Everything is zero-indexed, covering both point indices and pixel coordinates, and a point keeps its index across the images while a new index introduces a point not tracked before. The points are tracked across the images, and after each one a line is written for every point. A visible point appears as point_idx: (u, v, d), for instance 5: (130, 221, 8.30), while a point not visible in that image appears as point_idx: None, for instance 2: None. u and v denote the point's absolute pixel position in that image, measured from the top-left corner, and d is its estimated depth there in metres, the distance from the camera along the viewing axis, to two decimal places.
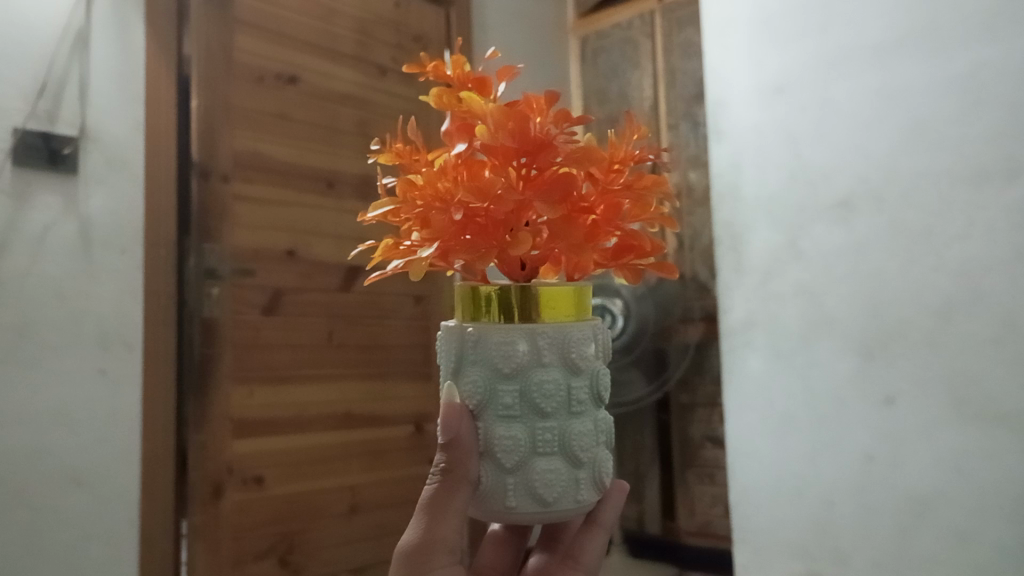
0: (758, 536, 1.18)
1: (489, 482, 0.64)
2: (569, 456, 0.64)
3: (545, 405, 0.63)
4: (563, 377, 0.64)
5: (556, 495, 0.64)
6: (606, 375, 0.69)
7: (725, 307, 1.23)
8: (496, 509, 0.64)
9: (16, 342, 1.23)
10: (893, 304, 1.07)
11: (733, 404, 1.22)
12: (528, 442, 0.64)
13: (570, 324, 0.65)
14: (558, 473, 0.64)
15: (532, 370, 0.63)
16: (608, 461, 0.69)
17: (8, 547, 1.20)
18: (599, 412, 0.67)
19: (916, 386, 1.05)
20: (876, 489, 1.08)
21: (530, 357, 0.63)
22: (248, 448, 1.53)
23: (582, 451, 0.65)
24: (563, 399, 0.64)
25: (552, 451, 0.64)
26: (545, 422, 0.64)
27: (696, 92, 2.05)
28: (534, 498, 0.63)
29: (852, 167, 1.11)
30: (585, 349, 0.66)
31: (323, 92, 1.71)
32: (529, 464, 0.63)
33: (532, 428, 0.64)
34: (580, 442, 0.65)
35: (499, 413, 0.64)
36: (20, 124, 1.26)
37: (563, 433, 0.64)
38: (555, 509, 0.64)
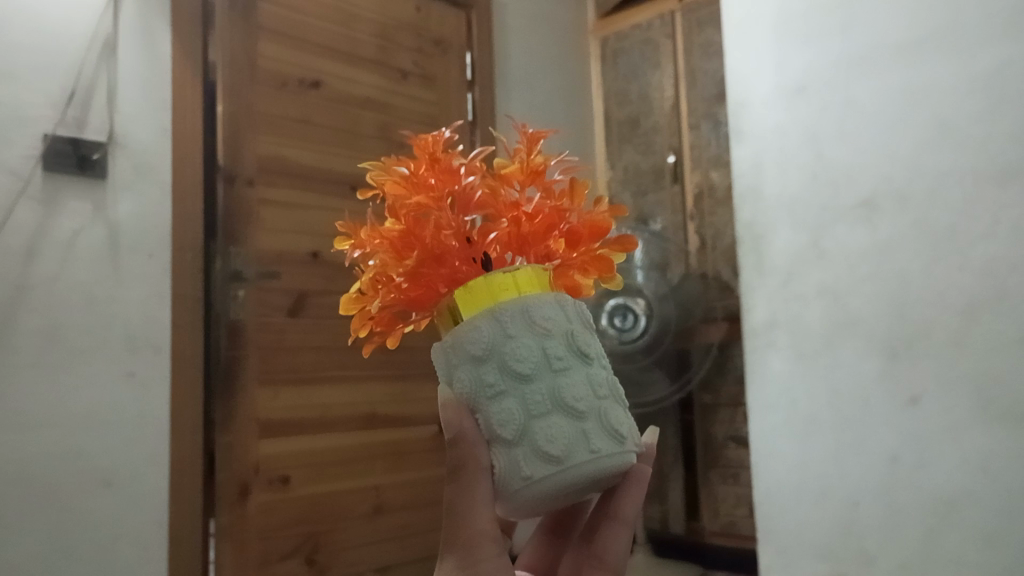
0: (784, 537, 1.17)
1: (502, 467, 0.57)
2: (567, 411, 0.57)
3: (521, 368, 0.57)
4: (534, 339, 0.59)
5: (565, 450, 0.56)
6: (590, 335, 0.63)
7: (747, 307, 1.23)
8: (519, 488, 0.56)
9: (47, 345, 1.25)
10: (918, 304, 1.06)
11: (756, 404, 1.21)
12: (521, 412, 0.57)
13: (534, 295, 0.60)
14: (561, 430, 0.57)
15: (502, 340, 0.58)
16: (625, 420, 0.61)
17: (42, 547, 1.22)
18: (593, 368, 0.61)
19: (942, 388, 1.05)
20: (902, 490, 1.07)
21: (495, 331, 0.58)
22: (274, 449, 1.55)
23: (578, 401, 0.58)
24: (542, 359, 0.58)
25: (547, 411, 0.57)
26: (530, 386, 0.58)
27: (716, 92, 2.04)
28: (545, 461, 0.56)
29: (876, 167, 1.10)
30: (552, 310, 0.60)
31: (346, 97, 1.73)
32: (530, 431, 0.57)
33: (520, 397, 0.57)
34: (573, 395, 0.58)
35: (485, 398, 0.58)
36: (49, 132, 1.28)
37: (553, 391, 0.58)
38: (573, 464, 0.56)
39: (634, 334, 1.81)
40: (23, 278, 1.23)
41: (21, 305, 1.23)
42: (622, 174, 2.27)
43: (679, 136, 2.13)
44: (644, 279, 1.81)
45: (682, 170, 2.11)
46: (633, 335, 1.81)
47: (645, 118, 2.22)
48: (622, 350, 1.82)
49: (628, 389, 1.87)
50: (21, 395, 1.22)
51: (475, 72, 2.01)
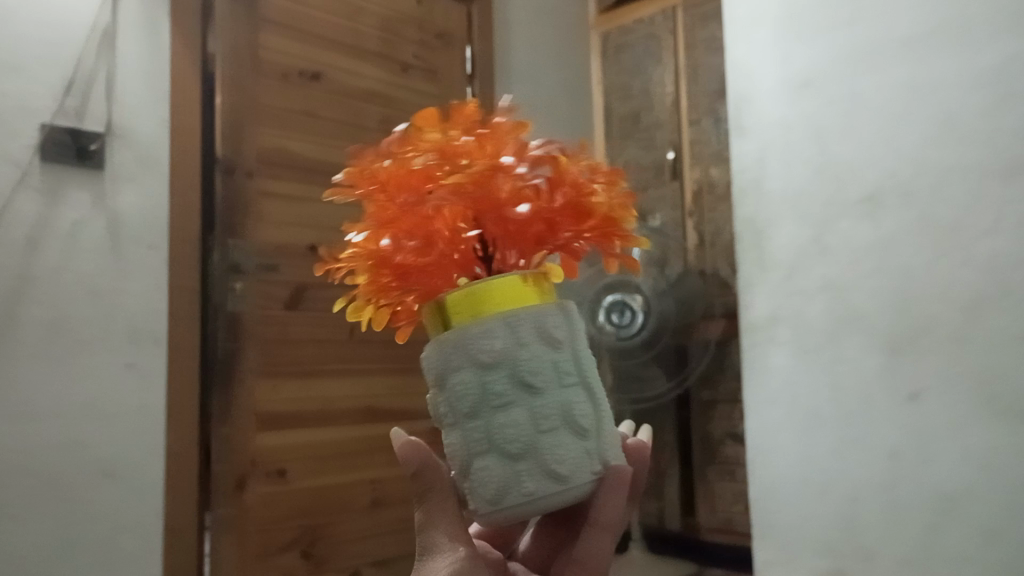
0: (784, 532, 1.17)
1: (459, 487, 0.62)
2: (500, 452, 0.58)
3: (462, 406, 0.58)
4: (473, 374, 0.58)
5: (498, 492, 0.58)
6: (547, 358, 0.59)
7: (747, 303, 1.23)
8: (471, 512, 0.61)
9: (46, 335, 1.25)
10: (921, 299, 1.06)
11: (758, 398, 1.21)
12: (463, 447, 0.59)
13: (476, 326, 0.58)
14: (495, 471, 0.58)
15: (446, 375, 0.59)
16: (578, 450, 0.59)
17: (39, 539, 1.22)
18: (541, 398, 0.58)
19: (945, 384, 1.04)
20: (904, 485, 1.07)
21: (442, 363, 0.59)
22: (273, 442, 1.54)
23: (512, 445, 0.57)
24: (478, 398, 0.58)
25: (483, 451, 0.58)
26: (469, 424, 0.59)
27: (718, 88, 2.05)
28: (481, 500, 0.59)
29: (881, 162, 1.10)
30: (494, 341, 0.58)
31: (347, 90, 1.72)
32: (470, 467, 0.59)
33: (462, 432, 0.59)
34: (508, 435, 0.58)
35: (442, 424, 0.61)
36: (49, 120, 1.28)
37: (490, 430, 0.58)
38: (505, 507, 0.58)
39: (631, 330, 1.80)
40: (22, 268, 1.23)
41: (20, 296, 1.22)
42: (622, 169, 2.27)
43: (680, 131, 2.12)
44: (644, 277, 1.79)
45: (682, 166, 2.11)
46: (631, 331, 1.80)
47: (646, 114, 2.21)
48: (620, 345, 1.82)
49: (625, 385, 1.88)
50: (19, 386, 1.21)
51: (476, 66, 2.01)
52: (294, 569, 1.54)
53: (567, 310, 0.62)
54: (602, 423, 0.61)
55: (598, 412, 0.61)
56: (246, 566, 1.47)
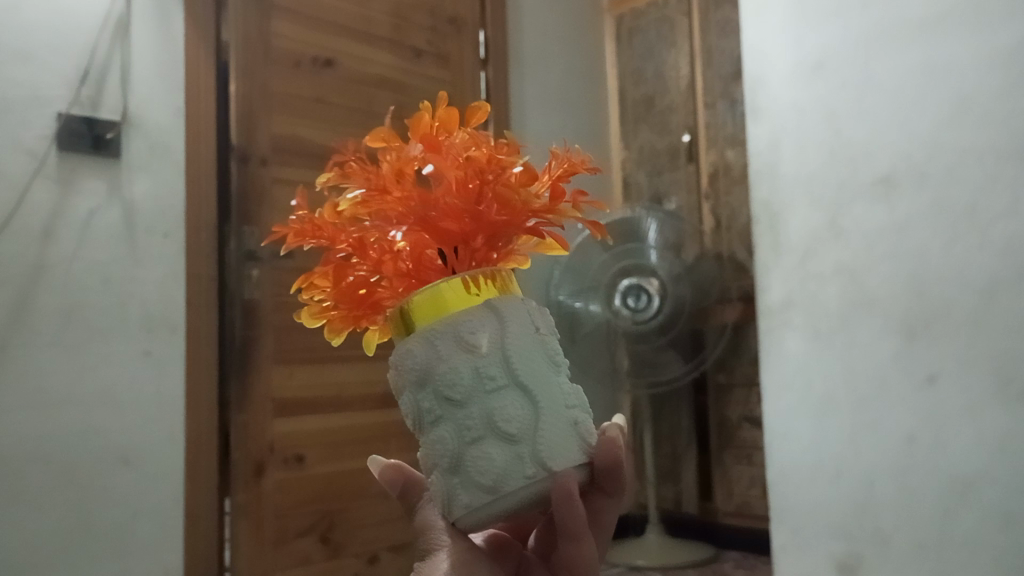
0: (798, 517, 1.17)
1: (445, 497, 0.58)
2: (439, 467, 0.53)
3: (410, 423, 0.55)
4: (409, 392, 0.54)
5: (446, 505, 0.53)
6: (465, 366, 0.51)
7: (764, 286, 1.22)
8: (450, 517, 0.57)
9: (63, 324, 1.26)
10: (935, 283, 1.05)
11: (772, 384, 1.21)
12: (421, 459, 0.55)
13: (405, 343, 0.54)
14: (439, 487, 0.53)
15: (397, 391, 0.55)
16: (510, 457, 0.51)
17: (61, 524, 1.24)
18: (464, 409, 0.51)
19: (960, 367, 1.03)
20: (918, 469, 1.06)
21: (393, 378, 0.56)
22: (290, 428, 1.56)
23: (443, 461, 0.52)
24: (414, 416, 0.54)
25: (430, 466, 0.54)
26: (417, 440, 0.55)
27: (734, 70, 2.01)
28: (441, 511, 0.55)
29: (895, 144, 1.09)
30: (415, 355, 0.53)
31: (359, 76, 1.72)
32: (428, 481, 0.55)
33: (417, 446, 0.55)
34: (438, 451, 0.52)
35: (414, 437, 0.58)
36: (64, 111, 1.29)
37: (428, 446, 0.53)
38: (455, 521, 0.53)
39: (648, 315, 1.79)
40: (39, 257, 1.25)
41: (39, 284, 1.24)
42: (637, 154, 2.26)
43: (695, 115, 2.11)
44: (659, 259, 1.79)
45: (697, 150, 2.10)
46: (647, 315, 1.78)
47: (661, 98, 2.20)
48: (636, 330, 1.80)
49: (641, 370, 1.82)
50: (39, 373, 1.23)
51: (489, 51, 2.00)
52: (312, 554, 1.56)
53: (498, 308, 0.54)
54: (548, 426, 0.52)
55: (541, 414, 0.52)
56: (264, 551, 1.49)
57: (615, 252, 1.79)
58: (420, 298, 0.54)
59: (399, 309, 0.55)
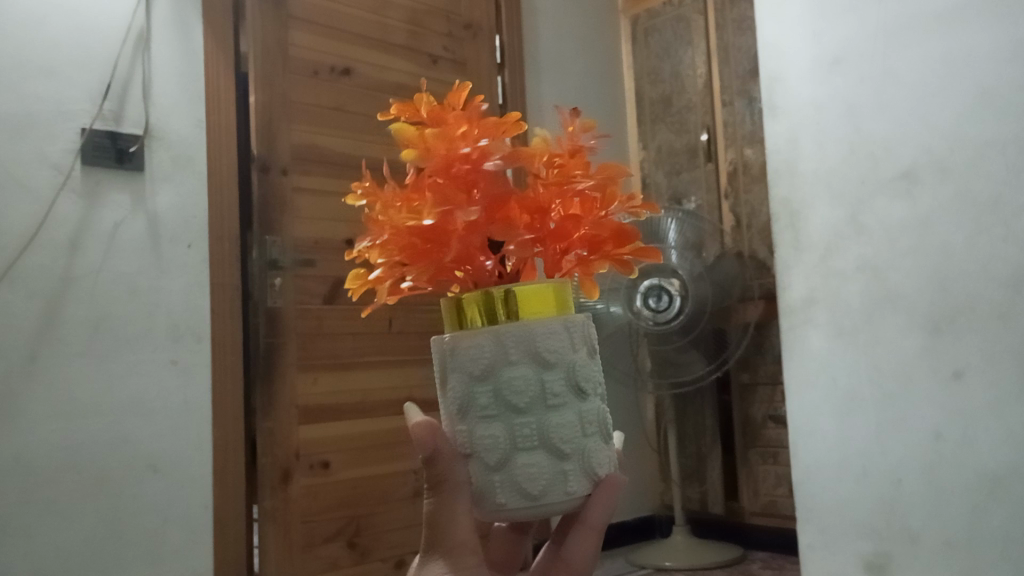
0: (826, 516, 1.15)
1: (478, 483, 0.54)
2: (552, 450, 0.53)
3: (515, 400, 0.53)
4: (532, 369, 0.53)
5: (544, 488, 0.53)
6: (592, 365, 0.56)
7: (785, 284, 1.20)
8: (489, 507, 0.53)
9: (91, 335, 1.28)
10: (960, 278, 1.02)
11: (795, 382, 1.19)
12: (507, 439, 0.53)
13: (537, 322, 0.54)
14: (543, 468, 0.53)
15: (502, 367, 0.53)
16: (608, 454, 0.56)
17: (93, 531, 1.26)
18: (587, 402, 0.55)
19: (987, 362, 1.00)
20: (947, 468, 1.03)
21: (496, 353, 0.53)
22: (316, 434, 1.57)
23: (565, 444, 0.54)
24: (536, 396, 0.53)
25: (532, 446, 0.53)
26: (518, 420, 0.53)
27: (751, 67, 2.00)
28: (517, 493, 0.53)
29: (914, 137, 1.06)
30: (558, 340, 0.54)
31: (379, 84, 1.73)
32: (512, 464, 0.53)
33: (507, 425, 0.53)
34: (561, 435, 0.54)
35: (475, 416, 0.54)
36: (87, 125, 1.31)
37: (547, 428, 0.53)
38: (543, 505, 0.53)
39: (668, 316, 1.79)
40: (67, 270, 1.27)
41: (67, 297, 1.26)
42: (655, 154, 2.26)
43: (713, 113, 2.10)
44: (679, 259, 1.78)
45: (715, 149, 2.09)
46: (668, 315, 1.78)
47: (678, 97, 2.19)
48: (657, 330, 1.79)
49: (664, 371, 1.84)
50: (69, 384, 1.26)
51: (505, 55, 2.00)
52: (340, 559, 1.56)
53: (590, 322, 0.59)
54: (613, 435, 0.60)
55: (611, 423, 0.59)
56: (293, 557, 1.50)
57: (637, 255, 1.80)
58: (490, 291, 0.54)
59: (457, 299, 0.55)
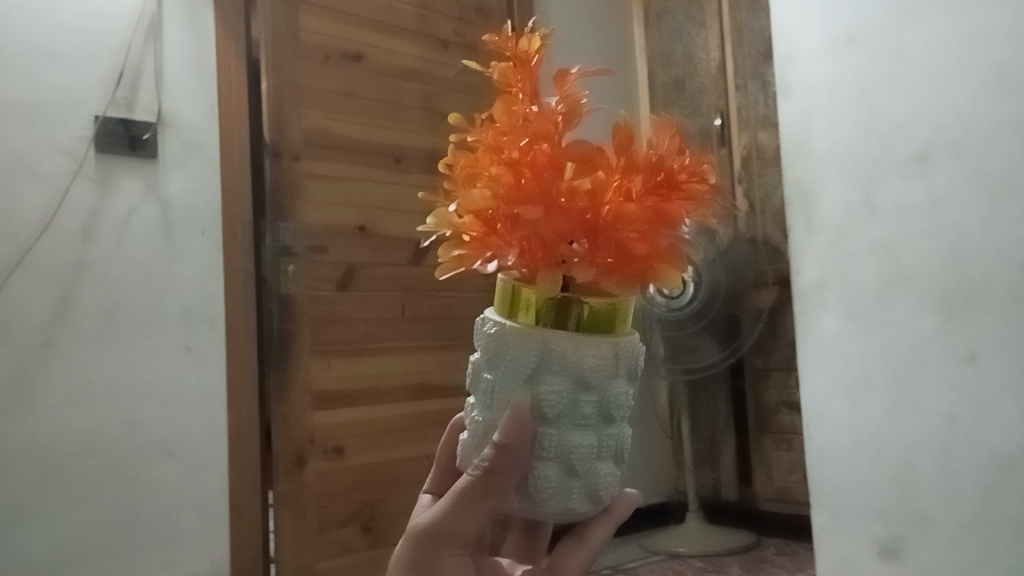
0: (838, 499, 1.06)
1: (550, 487, 0.53)
2: (618, 459, 0.56)
3: (611, 413, 0.54)
4: (627, 386, 0.56)
5: (606, 495, 0.56)
6: None
7: (798, 267, 1.11)
8: (554, 510, 0.54)
9: (106, 321, 1.29)
10: (975, 258, 0.93)
11: (807, 367, 1.09)
12: (595, 449, 0.54)
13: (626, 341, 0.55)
14: (613, 477, 0.56)
15: (611, 382, 0.54)
16: None
17: (108, 515, 1.27)
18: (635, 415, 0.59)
19: (1003, 343, 0.91)
20: (961, 452, 0.94)
21: (610, 368, 0.54)
22: (329, 420, 1.57)
23: (626, 454, 0.57)
24: (624, 410, 0.56)
25: (610, 457, 0.55)
26: (608, 431, 0.55)
27: (765, 50, 1.99)
28: (589, 499, 0.55)
29: (928, 117, 0.97)
30: (640, 360, 0.57)
31: (389, 68, 1.72)
32: (593, 473, 0.54)
33: (597, 435, 0.54)
34: (626, 445, 0.57)
35: (575, 423, 0.53)
36: (100, 112, 1.32)
37: (620, 442, 0.56)
38: (598, 509, 0.56)
39: (682, 302, 1.78)
40: (81, 257, 1.28)
41: (82, 284, 1.27)
42: None
43: (727, 96, 2.08)
44: None
45: (729, 133, 2.07)
46: (682, 301, 1.77)
47: (691, 80, 2.18)
48: (671, 316, 1.79)
49: (677, 356, 1.84)
50: (83, 370, 1.27)
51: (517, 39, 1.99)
52: (354, 543, 1.57)
53: None
54: None
55: None
56: (307, 541, 1.51)
57: None
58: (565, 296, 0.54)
59: (516, 282, 0.55)
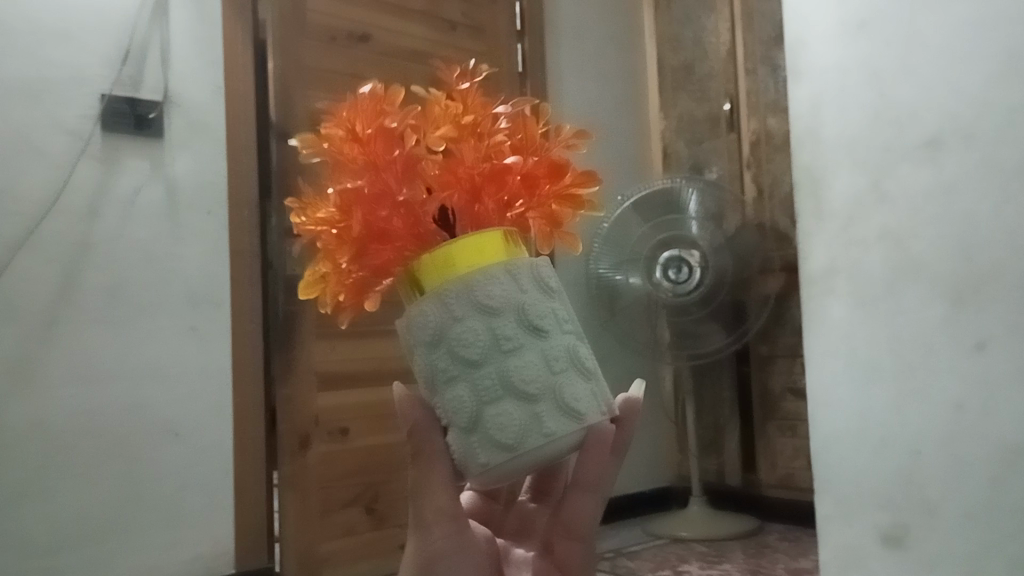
0: (840, 490, 0.99)
1: (457, 451, 0.52)
2: (520, 395, 0.50)
3: (467, 354, 0.50)
4: (480, 320, 0.50)
5: (519, 435, 0.49)
6: (548, 304, 0.53)
7: (803, 252, 1.03)
8: (473, 473, 0.51)
9: (112, 300, 1.30)
10: (985, 245, 0.85)
11: (812, 358, 1.02)
12: (472, 398, 0.50)
13: (483, 273, 0.51)
14: (515, 414, 0.50)
15: (448, 326, 0.51)
16: (588, 389, 0.52)
17: (113, 494, 1.28)
18: (546, 338, 0.52)
19: (1015, 333, 0.83)
20: (966, 446, 0.86)
21: (442, 314, 0.51)
22: (334, 402, 1.57)
23: (532, 384, 0.50)
24: (489, 343, 0.50)
25: (499, 396, 0.50)
26: (475, 374, 0.50)
27: (775, 33, 1.95)
28: (495, 449, 0.50)
29: (943, 95, 0.88)
30: (503, 284, 0.51)
31: (395, 50, 1.71)
32: (483, 420, 0.50)
33: (468, 383, 0.50)
34: (528, 377, 0.50)
35: (438, 383, 0.51)
36: (105, 91, 1.32)
37: (505, 376, 0.50)
38: (523, 452, 0.49)
39: (688, 287, 1.77)
40: (86, 236, 1.29)
41: (88, 263, 1.28)
42: (676, 123, 2.23)
43: (737, 80, 2.06)
44: (699, 229, 1.77)
45: (738, 118, 2.05)
46: (687, 287, 1.77)
47: (700, 64, 2.16)
48: (677, 302, 1.78)
49: (683, 342, 1.81)
50: (90, 349, 1.28)
51: (525, 21, 1.99)
52: (357, 524, 1.58)
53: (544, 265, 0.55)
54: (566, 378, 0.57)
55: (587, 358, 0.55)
56: (312, 522, 1.51)
57: (655, 224, 1.77)
58: (437, 253, 0.52)
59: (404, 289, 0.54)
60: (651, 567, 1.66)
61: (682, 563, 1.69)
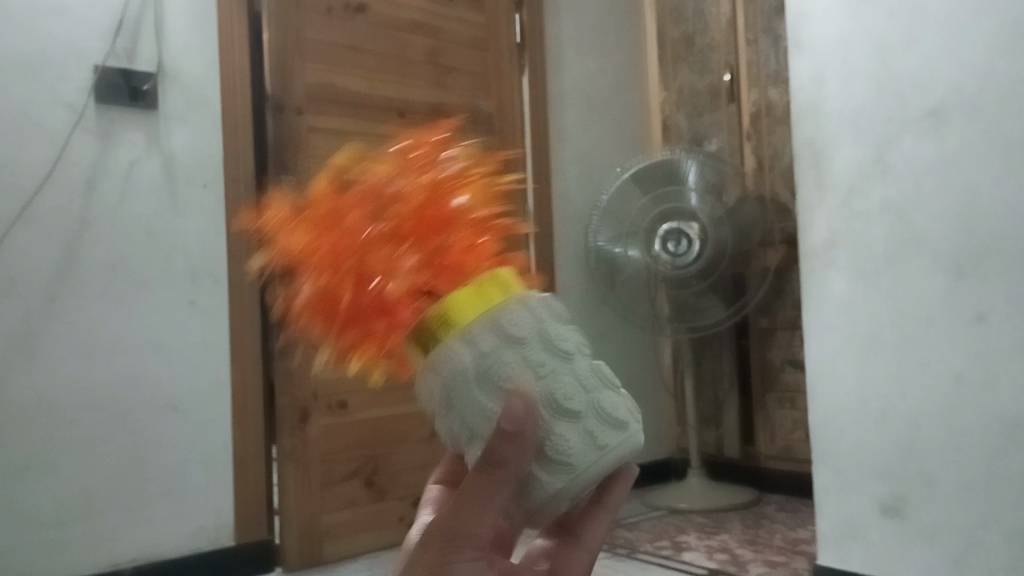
0: (841, 458, 1.07)
1: (568, 446, 0.42)
2: (612, 385, 0.45)
3: (564, 345, 0.43)
4: (559, 320, 0.45)
5: (627, 416, 0.44)
6: None
7: (806, 227, 1.10)
8: (592, 462, 0.42)
9: (110, 275, 1.30)
10: (987, 218, 0.91)
11: (812, 325, 1.10)
12: (581, 386, 0.43)
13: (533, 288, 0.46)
14: (620, 400, 0.44)
15: (542, 319, 0.43)
16: None
17: (115, 468, 1.29)
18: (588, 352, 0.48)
19: (1013, 305, 0.89)
20: (966, 413, 0.93)
21: (532, 314, 0.43)
22: (333, 375, 1.56)
23: (612, 378, 0.46)
24: (575, 342, 0.45)
25: (602, 387, 0.44)
26: (576, 366, 0.44)
27: (777, 4, 1.92)
28: (613, 432, 0.43)
29: (945, 74, 0.95)
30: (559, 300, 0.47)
31: (393, 21, 1.68)
32: (600, 404, 0.43)
33: (572, 376, 0.43)
34: (608, 375, 0.46)
35: (541, 380, 0.42)
36: (99, 63, 1.31)
37: (597, 371, 0.45)
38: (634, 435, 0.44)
39: (687, 259, 1.75)
40: (84, 210, 1.28)
41: (85, 238, 1.28)
42: (676, 95, 2.21)
43: (738, 51, 2.04)
44: (699, 201, 1.75)
45: (739, 90, 2.03)
46: (687, 260, 1.75)
47: (700, 36, 2.13)
48: (676, 275, 1.76)
49: (683, 315, 1.80)
50: (89, 324, 1.28)
51: None
52: (357, 497, 1.58)
53: None
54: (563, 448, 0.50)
55: None
56: (313, 496, 1.52)
57: (655, 197, 1.77)
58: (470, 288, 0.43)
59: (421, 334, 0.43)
60: (651, 538, 1.67)
61: (682, 533, 1.70)
